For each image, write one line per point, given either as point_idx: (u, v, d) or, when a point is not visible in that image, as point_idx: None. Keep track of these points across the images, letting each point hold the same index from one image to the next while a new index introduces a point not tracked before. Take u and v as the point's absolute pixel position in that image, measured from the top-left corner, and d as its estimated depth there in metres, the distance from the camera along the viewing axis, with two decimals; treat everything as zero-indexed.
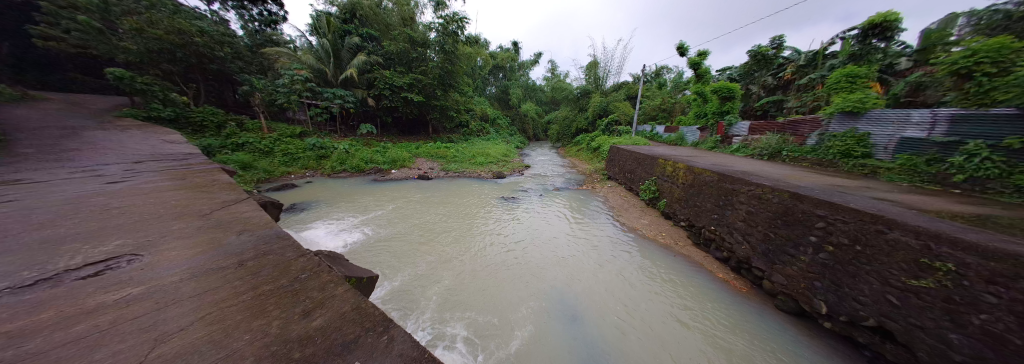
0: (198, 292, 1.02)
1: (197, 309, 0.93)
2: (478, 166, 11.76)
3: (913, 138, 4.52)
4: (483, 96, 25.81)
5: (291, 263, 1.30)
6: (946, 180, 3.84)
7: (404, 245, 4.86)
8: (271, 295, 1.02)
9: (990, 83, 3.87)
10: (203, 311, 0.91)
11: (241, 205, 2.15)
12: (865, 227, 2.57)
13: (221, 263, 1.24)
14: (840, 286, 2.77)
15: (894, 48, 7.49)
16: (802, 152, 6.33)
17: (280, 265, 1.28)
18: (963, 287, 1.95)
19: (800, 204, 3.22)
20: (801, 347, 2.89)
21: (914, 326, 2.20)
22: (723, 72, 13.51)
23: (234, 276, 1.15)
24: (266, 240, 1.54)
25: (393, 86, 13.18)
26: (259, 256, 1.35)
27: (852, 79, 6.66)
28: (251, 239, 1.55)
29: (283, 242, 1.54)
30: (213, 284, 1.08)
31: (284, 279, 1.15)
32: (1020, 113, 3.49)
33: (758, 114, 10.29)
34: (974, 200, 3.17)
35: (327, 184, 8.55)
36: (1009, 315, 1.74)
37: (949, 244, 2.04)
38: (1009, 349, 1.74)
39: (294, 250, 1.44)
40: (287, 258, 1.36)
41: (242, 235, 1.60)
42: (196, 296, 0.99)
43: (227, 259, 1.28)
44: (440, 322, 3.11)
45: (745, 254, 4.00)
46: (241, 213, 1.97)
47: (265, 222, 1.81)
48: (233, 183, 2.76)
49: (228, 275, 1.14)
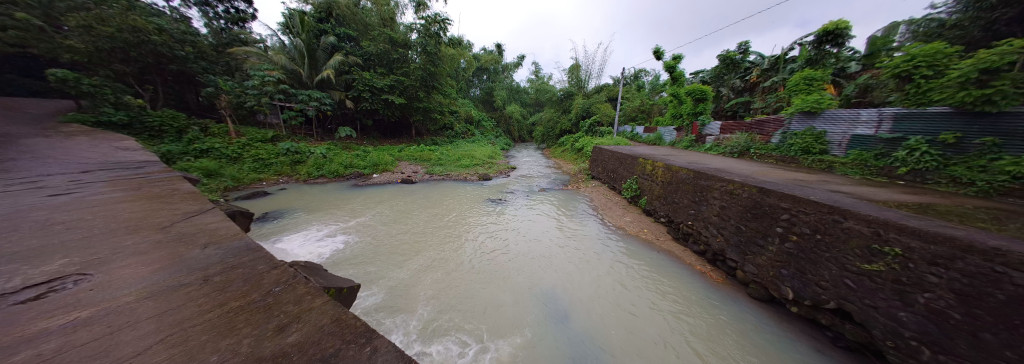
0: (158, 312, 0.95)
1: (159, 331, 0.86)
2: (463, 169, 11.67)
3: (863, 135, 4.97)
4: (467, 97, 25.72)
5: (264, 276, 1.24)
6: (892, 173, 4.29)
7: (389, 250, 4.70)
8: (241, 310, 0.96)
9: (927, 85, 4.30)
10: (165, 332, 0.85)
11: (206, 215, 2.00)
12: (824, 218, 2.80)
13: (184, 280, 1.15)
14: (804, 273, 2.98)
15: (846, 53, 8.23)
16: (767, 150, 6.79)
17: (251, 279, 1.21)
18: (908, 269, 2.17)
19: (766, 198, 3.46)
20: (773, 331, 3.07)
21: (869, 307, 2.41)
22: (696, 75, 14.27)
23: (201, 293, 1.08)
24: (242, 252, 1.47)
25: (373, 87, 12.81)
26: (228, 270, 1.27)
27: (809, 81, 7.24)
28: (218, 252, 1.45)
29: (255, 254, 1.46)
30: (175, 302, 1.00)
31: (255, 294, 1.09)
32: (954, 111, 3.88)
33: (728, 114, 10.92)
34: (916, 190, 3.54)
35: (304, 191, 8.15)
36: (949, 293, 1.95)
37: (896, 231, 2.27)
38: (952, 323, 1.94)
39: (266, 262, 1.37)
40: (258, 271, 1.29)
41: (208, 249, 1.49)
42: (156, 317, 0.92)
43: (190, 275, 1.19)
44: (427, 328, 3.02)
45: (720, 246, 4.22)
46: (208, 224, 1.84)
47: (234, 234, 1.70)
48: (197, 193, 2.56)
49: (193, 293, 1.07)
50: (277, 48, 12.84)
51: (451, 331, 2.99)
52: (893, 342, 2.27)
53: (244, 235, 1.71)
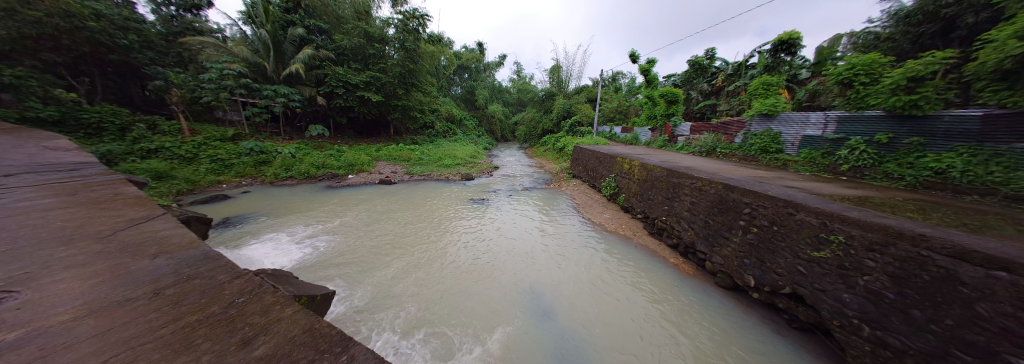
0: (98, 327, 0.84)
1: (98, 345, 0.76)
2: (445, 168, 11.46)
3: (812, 136, 5.52)
4: (448, 96, 25.29)
5: (225, 286, 1.15)
6: (836, 169, 4.82)
7: (367, 254, 4.50)
8: (199, 325, 0.89)
9: (864, 90, 4.76)
10: (105, 348, 0.75)
11: (156, 222, 1.81)
12: (780, 211, 3.08)
13: (128, 295, 1.03)
14: (764, 262, 3.25)
15: (797, 61, 9.09)
16: (731, 149, 7.34)
17: (209, 291, 1.11)
18: (849, 255, 2.43)
19: (731, 194, 3.73)
20: (737, 317, 3.32)
21: (818, 291, 2.68)
22: (668, 78, 15.08)
23: (149, 308, 0.97)
24: (201, 262, 1.35)
25: (347, 84, 12.20)
26: (183, 282, 1.16)
27: (767, 86, 7.91)
28: (171, 263, 1.31)
29: (215, 263, 1.34)
30: (119, 317, 0.90)
31: (215, 306, 1.00)
32: (886, 114, 4.38)
33: (697, 116, 11.65)
34: (855, 185, 3.99)
35: (271, 193, 7.58)
36: (883, 275, 2.20)
37: (840, 221, 2.53)
38: (886, 302, 2.19)
39: (228, 271, 1.27)
40: (219, 281, 1.19)
41: (159, 260, 1.34)
42: (95, 332, 0.81)
43: (136, 290, 1.07)
44: (407, 331, 2.92)
45: (691, 239, 4.49)
46: (160, 232, 1.67)
47: (191, 242, 1.55)
48: (145, 197, 2.30)
49: (139, 308, 0.96)
50: (238, 40, 11.83)
51: (433, 332, 2.92)
52: (838, 321, 2.54)
53: (202, 243, 1.57)
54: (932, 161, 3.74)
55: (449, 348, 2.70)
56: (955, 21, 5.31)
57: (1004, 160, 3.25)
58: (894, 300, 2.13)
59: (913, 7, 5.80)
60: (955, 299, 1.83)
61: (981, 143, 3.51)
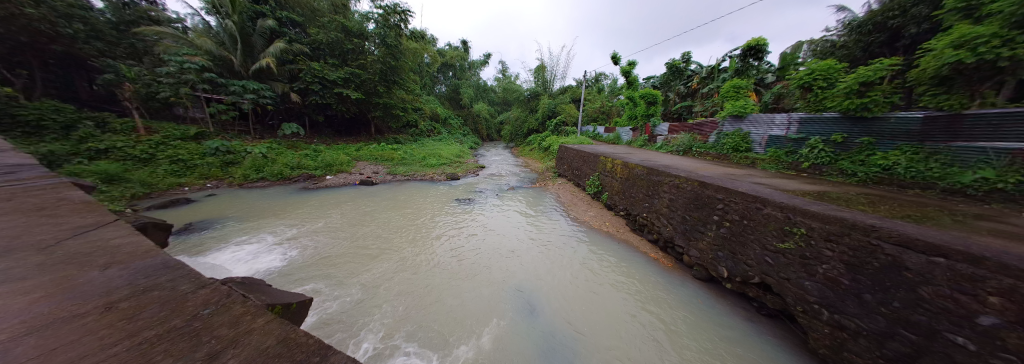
0: (37, 339, 0.76)
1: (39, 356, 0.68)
2: (430, 168, 11.24)
3: (777, 135, 5.97)
4: (432, 94, 24.81)
5: (187, 299, 1.08)
6: (798, 167, 5.22)
7: (348, 258, 4.31)
8: (158, 340, 0.82)
9: (823, 93, 5.20)
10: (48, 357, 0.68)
11: (107, 229, 1.64)
12: (749, 205, 3.29)
13: (73, 307, 0.94)
14: (735, 254, 3.47)
15: (764, 65, 9.77)
16: (706, 148, 7.74)
17: (170, 303, 1.04)
18: (810, 245, 2.64)
19: (706, 190, 3.95)
20: (712, 306, 3.52)
21: (784, 279, 2.89)
22: (648, 80, 15.66)
23: (98, 321, 0.89)
24: (158, 270, 1.25)
25: (324, 80, 11.63)
26: (137, 294, 1.07)
27: (737, 89, 8.43)
28: (125, 273, 1.19)
29: (176, 274, 1.24)
30: (61, 330, 0.81)
31: (176, 321, 0.94)
32: (840, 116, 4.84)
33: (675, 117, 12.14)
34: (814, 181, 4.34)
35: (240, 196, 7.08)
36: (838, 263, 2.41)
37: (801, 214, 2.75)
38: (841, 287, 2.40)
39: (191, 284, 1.19)
40: (180, 294, 1.12)
41: (110, 270, 1.22)
42: (34, 344, 0.73)
43: (82, 302, 0.98)
44: (392, 336, 2.84)
45: (670, 235, 4.70)
46: (112, 240, 1.52)
47: (148, 251, 1.42)
48: (94, 202, 2.09)
49: (87, 321, 0.88)
50: (199, 30, 10.92)
51: (420, 335, 2.87)
52: (801, 307, 2.73)
53: (160, 252, 1.44)
54: (879, 158, 4.12)
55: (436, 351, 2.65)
56: (900, 31, 5.90)
57: (941, 157, 3.63)
58: (848, 285, 2.33)
59: (864, 18, 6.39)
60: (900, 282, 2.00)
61: (922, 142, 3.90)
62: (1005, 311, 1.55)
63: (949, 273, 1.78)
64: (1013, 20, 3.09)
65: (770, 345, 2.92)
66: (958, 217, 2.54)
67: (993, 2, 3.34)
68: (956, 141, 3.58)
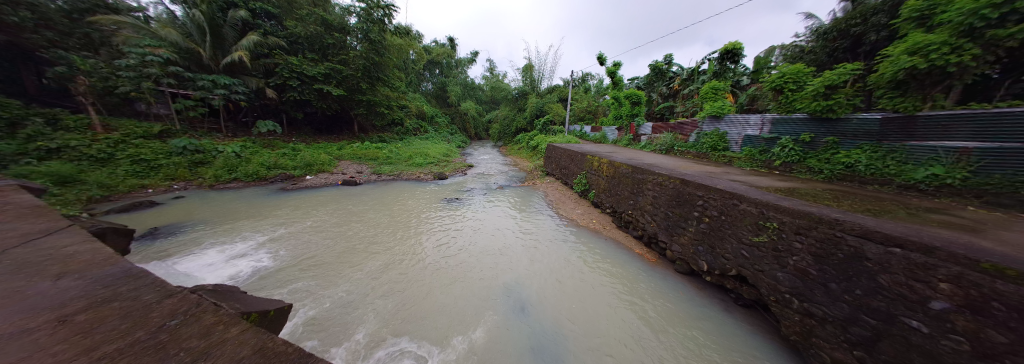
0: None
1: None
2: (417, 167, 11.04)
3: (751, 135, 6.31)
4: (418, 92, 24.32)
5: (152, 308, 1.07)
6: (770, 164, 5.54)
7: (330, 261, 4.15)
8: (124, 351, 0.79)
9: (793, 96, 5.56)
10: None
11: (63, 248, 1.57)
12: (726, 202, 3.47)
13: (28, 325, 0.91)
14: (714, 248, 3.64)
15: (739, 69, 10.30)
16: (686, 147, 8.06)
17: (132, 315, 1.02)
18: (781, 238, 2.81)
19: (687, 188, 4.13)
20: (693, 298, 3.67)
21: (758, 271, 3.05)
22: (632, 80, 16.09)
23: (53, 336, 0.85)
24: (130, 294, 1.17)
25: (303, 76, 11.12)
26: (98, 307, 1.04)
27: (715, 91, 8.82)
28: (79, 291, 1.14)
29: (139, 290, 1.22)
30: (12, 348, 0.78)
31: (139, 332, 0.91)
32: (809, 117, 5.19)
33: (658, 116, 12.52)
34: (785, 178, 4.61)
35: (211, 198, 6.65)
36: (806, 254, 2.58)
37: (773, 209, 2.92)
38: (809, 277, 2.56)
39: (160, 294, 1.19)
40: (149, 304, 1.10)
41: (65, 287, 1.17)
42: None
43: (38, 319, 0.95)
44: (378, 338, 2.75)
45: (654, 231, 4.87)
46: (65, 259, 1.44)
47: (104, 271, 1.36)
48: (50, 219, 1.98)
49: (40, 337, 0.84)
50: (163, 20, 10.15)
51: (408, 336, 2.80)
52: (774, 297, 2.90)
53: (119, 269, 1.38)
54: (842, 157, 4.44)
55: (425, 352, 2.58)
56: (861, 38, 6.35)
57: (896, 155, 3.93)
58: (815, 275, 2.49)
59: (830, 26, 6.85)
60: (861, 271, 2.15)
61: (879, 141, 4.21)
62: (953, 296, 1.66)
63: (902, 262, 1.92)
64: (961, 29, 3.42)
65: (746, 333, 3.08)
66: (912, 210, 2.79)
67: (943, 13, 3.68)
68: (909, 141, 3.89)
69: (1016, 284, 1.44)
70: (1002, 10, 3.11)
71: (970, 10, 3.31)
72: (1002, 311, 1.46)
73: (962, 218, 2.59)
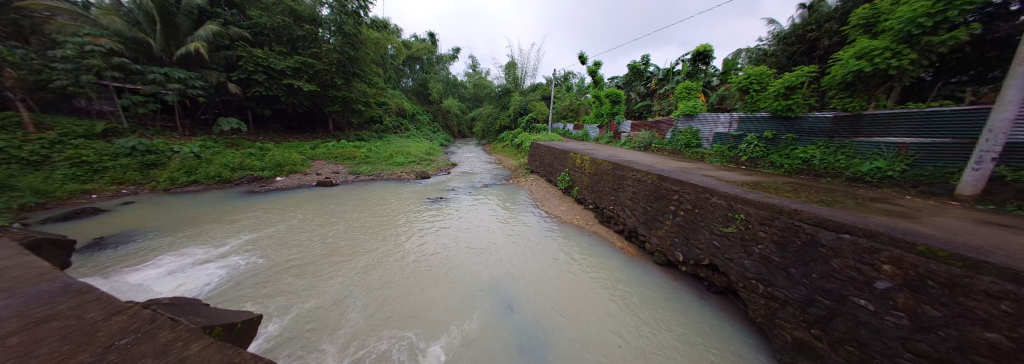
0: None
1: None
2: (397, 167, 10.69)
3: (721, 133, 6.71)
4: (397, 88, 23.56)
5: (98, 327, 1.06)
6: (737, 160, 5.93)
7: (305, 266, 3.91)
8: None
9: (756, 96, 5.97)
10: None
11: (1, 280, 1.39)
12: (699, 196, 3.68)
13: None
14: (688, 239, 3.85)
15: (710, 70, 10.91)
16: (663, 144, 8.43)
17: (77, 335, 1.00)
18: (747, 228, 3.03)
19: (663, 183, 4.33)
20: (670, 288, 3.88)
21: (728, 260, 3.27)
22: (612, 80, 16.56)
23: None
24: (71, 312, 1.16)
25: (270, 70, 10.39)
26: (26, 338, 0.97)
27: (688, 91, 9.27)
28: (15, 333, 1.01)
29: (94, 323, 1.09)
30: None
31: (87, 352, 0.91)
32: (771, 116, 5.59)
33: (636, 115, 12.99)
34: (751, 172, 4.96)
35: (167, 203, 6.06)
36: (769, 242, 2.80)
37: (740, 202, 3.14)
38: (772, 263, 2.77)
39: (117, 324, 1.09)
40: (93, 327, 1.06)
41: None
42: None
43: None
44: (360, 339, 2.65)
45: (634, 225, 5.07)
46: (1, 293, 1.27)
47: (52, 305, 1.21)
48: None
49: None
50: (103, 5, 9.05)
51: (392, 336, 2.71)
52: (741, 283, 3.13)
53: (73, 301, 1.25)
54: (800, 153, 4.85)
55: (411, 352, 2.52)
56: (814, 44, 6.94)
57: (846, 150, 4.34)
58: (778, 261, 2.71)
59: (790, 31, 7.41)
60: (817, 257, 2.36)
61: (831, 138, 4.63)
62: (894, 276, 1.86)
63: (852, 247, 2.13)
64: (901, 35, 3.79)
65: (717, 317, 3.30)
66: (858, 200, 3.10)
67: (885, 21, 4.09)
68: (856, 137, 4.32)
69: (945, 264, 1.64)
70: (935, 19, 3.45)
71: (909, 19, 3.66)
72: (938, 288, 1.65)
73: (901, 206, 2.91)
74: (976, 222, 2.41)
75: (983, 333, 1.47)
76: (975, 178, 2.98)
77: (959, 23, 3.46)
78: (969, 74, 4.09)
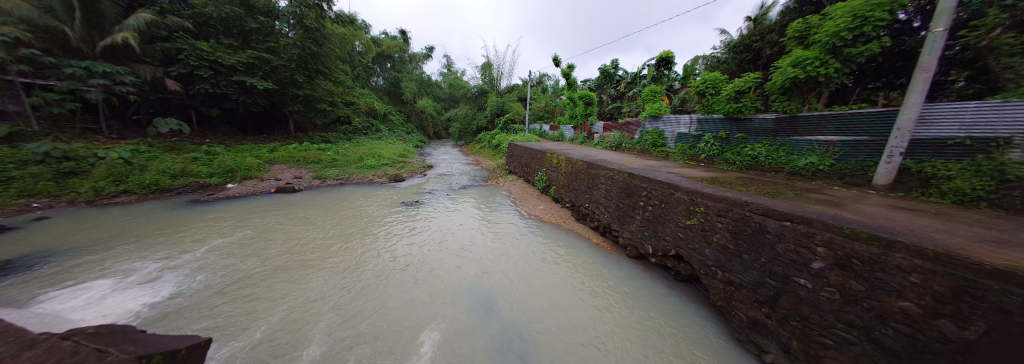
0: None
1: None
2: (369, 170, 10.21)
3: (683, 133, 7.22)
4: (367, 87, 22.48)
5: None
6: (697, 158, 6.43)
7: (267, 278, 3.58)
8: None
9: (712, 99, 6.52)
10: None
11: None
12: (666, 191, 3.93)
13: None
14: (656, 232, 4.10)
15: (672, 75, 11.72)
16: (632, 143, 8.90)
17: None
18: (706, 220, 3.30)
19: (633, 181, 4.58)
20: (641, 279, 4.10)
21: (691, 250, 3.52)
22: (585, 82, 17.18)
23: None
24: None
25: (219, 65, 9.40)
26: None
27: (654, 94, 9.87)
28: None
29: None
30: None
31: None
32: (725, 117, 6.13)
33: (608, 116, 13.59)
34: (710, 169, 5.39)
35: (92, 216, 5.24)
36: (725, 232, 3.06)
37: (701, 196, 3.39)
38: (728, 251, 3.04)
39: None
40: None
41: None
42: None
43: None
44: (334, 346, 2.52)
45: (607, 221, 5.29)
46: None
47: None
48: None
49: None
50: None
51: (370, 342, 2.60)
52: (703, 270, 3.38)
53: None
54: (749, 150, 5.38)
55: (390, 357, 2.43)
56: (759, 52, 7.72)
57: (787, 147, 4.89)
58: (733, 248, 2.96)
59: (739, 41, 8.20)
60: (765, 242, 2.63)
61: (775, 137, 5.19)
62: (826, 257, 2.13)
63: (793, 233, 2.41)
64: (827, 47, 4.36)
65: (682, 303, 3.55)
66: (797, 191, 3.51)
67: (814, 34, 4.68)
68: (794, 136, 4.88)
69: (867, 244, 1.90)
70: (855, 33, 4.01)
71: (833, 33, 4.22)
72: (861, 266, 1.91)
73: (831, 195, 3.34)
74: (889, 208, 2.83)
75: (897, 302, 1.71)
76: (888, 170, 3.50)
77: (872, 37, 4.03)
78: (881, 81, 4.78)
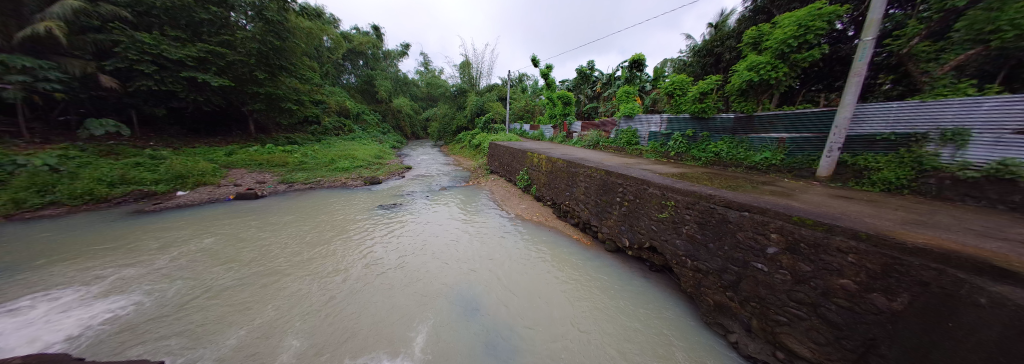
0: None
1: None
2: (342, 173, 9.70)
3: (654, 131, 7.60)
4: (337, 85, 21.31)
5: None
6: (668, 155, 6.80)
7: (232, 286, 3.30)
8: None
9: (679, 100, 6.93)
10: None
11: None
12: (640, 187, 4.13)
13: None
14: (632, 226, 4.30)
15: (643, 76, 12.31)
16: (608, 142, 9.23)
17: None
18: (676, 213, 3.51)
19: (610, 178, 4.77)
20: (620, 271, 4.28)
21: (664, 241, 3.73)
22: (563, 83, 17.56)
23: None
24: None
25: (165, 59, 8.45)
26: None
27: (627, 94, 10.29)
28: None
29: None
30: None
31: None
32: (691, 117, 6.54)
33: (586, 116, 13.98)
34: (679, 165, 5.73)
35: (7, 232, 4.50)
36: (692, 223, 3.27)
37: (671, 191, 3.60)
38: (696, 241, 3.25)
39: None
40: None
41: None
42: None
43: None
44: (312, 350, 2.41)
45: (587, 217, 5.46)
46: None
47: None
48: None
49: None
50: None
51: (352, 344, 2.52)
52: (675, 260, 3.59)
53: None
54: (713, 147, 5.80)
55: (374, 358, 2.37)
56: (719, 57, 8.35)
57: (745, 144, 5.34)
58: (701, 237, 3.17)
59: (703, 45, 8.79)
60: (727, 231, 2.85)
61: (734, 134, 5.64)
62: (779, 242, 2.36)
63: (750, 222, 2.63)
64: (777, 52, 4.81)
65: (657, 292, 3.76)
66: (754, 184, 3.84)
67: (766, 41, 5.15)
68: (750, 133, 5.33)
69: (812, 229, 2.13)
70: (799, 40, 4.46)
71: (781, 40, 4.67)
72: (808, 249, 2.14)
73: (783, 187, 3.69)
74: (831, 197, 3.18)
75: (838, 280, 1.94)
76: (829, 162, 3.94)
77: (813, 44, 4.51)
78: (823, 83, 5.39)
